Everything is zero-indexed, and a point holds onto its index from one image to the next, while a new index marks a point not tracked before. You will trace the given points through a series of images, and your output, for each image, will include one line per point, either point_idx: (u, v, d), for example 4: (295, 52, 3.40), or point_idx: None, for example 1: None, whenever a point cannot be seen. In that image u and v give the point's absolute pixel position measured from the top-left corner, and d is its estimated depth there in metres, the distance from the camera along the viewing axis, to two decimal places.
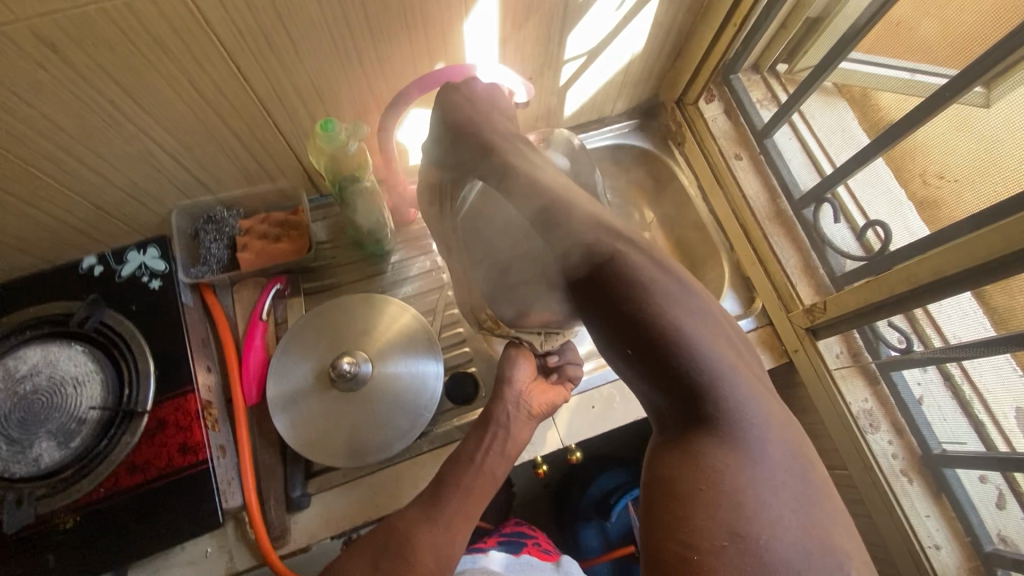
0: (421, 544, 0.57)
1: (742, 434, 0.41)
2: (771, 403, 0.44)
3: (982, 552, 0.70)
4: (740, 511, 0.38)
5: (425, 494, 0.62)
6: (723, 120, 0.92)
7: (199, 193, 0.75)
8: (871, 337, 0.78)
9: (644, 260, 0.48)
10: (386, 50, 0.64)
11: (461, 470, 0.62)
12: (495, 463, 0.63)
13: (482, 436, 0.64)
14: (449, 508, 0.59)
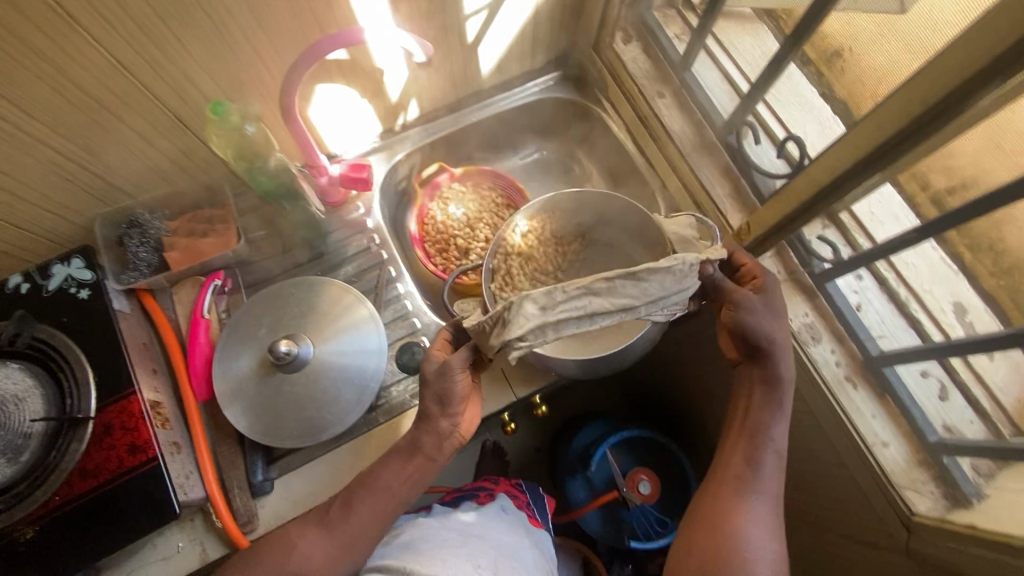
0: (310, 557, 0.62)
1: (771, 532, 0.63)
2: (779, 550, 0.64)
3: (927, 443, 0.72)
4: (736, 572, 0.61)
5: (335, 504, 0.65)
6: (643, 60, 0.92)
7: (117, 198, 0.75)
8: (804, 253, 0.80)
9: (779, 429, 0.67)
10: (270, 24, 0.63)
11: (370, 497, 0.64)
12: (404, 488, 0.64)
13: (402, 462, 0.65)
14: (350, 525, 0.63)
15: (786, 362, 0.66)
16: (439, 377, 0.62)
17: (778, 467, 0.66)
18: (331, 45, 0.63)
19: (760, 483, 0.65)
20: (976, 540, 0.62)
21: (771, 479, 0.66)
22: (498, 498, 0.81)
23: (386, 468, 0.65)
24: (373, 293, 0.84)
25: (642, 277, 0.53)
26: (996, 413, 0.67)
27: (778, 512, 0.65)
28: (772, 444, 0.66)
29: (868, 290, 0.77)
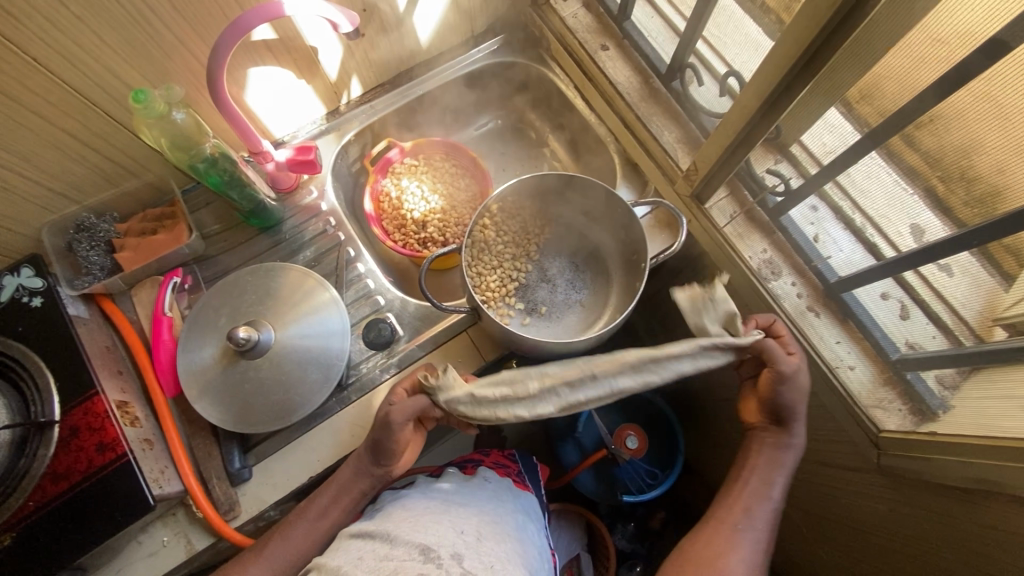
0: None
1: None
2: None
3: (891, 361, 0.73)
4: None
5: (273, 533, 0.66)
6: (584, 14, 0.91)
7: (62, 205, 0.74)
8: (757, 188, 0.80)
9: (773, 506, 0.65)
10: (189, 7, 0.62)
11: (303, 523, 0.65)
12: (337, 516, 0.66)
13: (335, 495, 0.66)
14: (288, 548, 0.64)
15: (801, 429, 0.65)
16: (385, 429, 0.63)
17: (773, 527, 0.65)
18: (250, 21, 0.62)
19: (751, 536, 0.63)
20: (939, 446, 0.63)
21: (762, 535, 0.64)
22: (481, 470, 0.78)
23: (319, 498, 0.66)
24: (334, 276, 0.83)
25: (664, 361, 0.60)
26: (957, 325, 0.66)
27: (763, 572, 0.62)
28: (769, 500, 0.65)
29: (823, 219, 0.75)
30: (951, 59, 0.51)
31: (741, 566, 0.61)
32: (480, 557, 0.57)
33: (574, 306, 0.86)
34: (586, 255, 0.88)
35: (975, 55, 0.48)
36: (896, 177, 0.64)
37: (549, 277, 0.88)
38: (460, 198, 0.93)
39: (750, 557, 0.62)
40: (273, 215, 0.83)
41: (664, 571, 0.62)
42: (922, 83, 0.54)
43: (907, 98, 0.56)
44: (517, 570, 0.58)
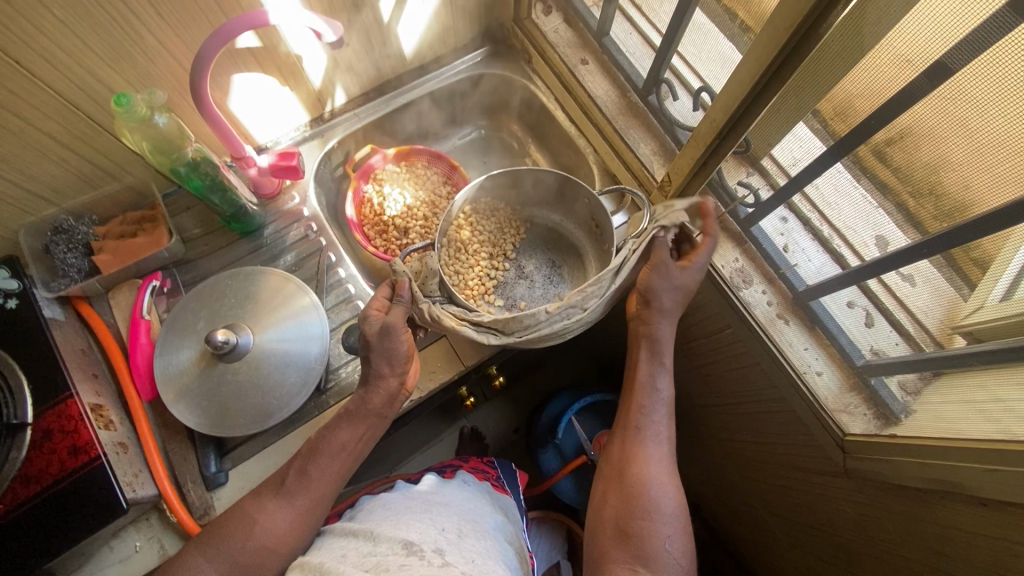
0: (272, 529, 0.60)
1: (669, 483, 0.63)
2: (676, 491, 0.64)
3: (856, 367, 0.76)
4: (638, 517, 0.61)
5: (296, 463, 0.64)
6: (564, 29, 0.94)
7: (41, 207, 0.74)
8: (728, 200, 0.83)
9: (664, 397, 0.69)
10: (174, 15, 0.63)
11: (326, 462, 0.64)
12: (358, 445, 0.66)
13: (354, 426, 0.66)
14: (311, 487, 0.63)
15: (669, 322, 0.70)
16: (383, 340, 0.65)
17: (668, 414, 0.69)
18: (234, 29, 0.63)
19: (654, 431, 0.67)
20: (900, 448, 0.65)
21: (662, 425, 0.68)
22: (461, 474, 0.80)
23: (341, 433, 0.65)
24: (315, 280, 0.84)
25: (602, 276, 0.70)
26: (919, 333, 0.68)
27: (673, 458, 0.67)
28: (659, 395, 0.68)
29: (792, 231, 0.78)
30: (902, 81, 0.54)
31: (650, 457, 0.65)
32: (461, 552, 0.57)
33: (552, 299, 0.87)
34: (564, 263, 0.90)
35: (922, 77, 0.52)
36: (863, 192, 0.66)
37: (526, 274, 0.90)
38: (441, 204, 0.94)
39: (654, 446, 0.66)
40: (255, 218, 0.83)
41: (606, 479, 0.66)
42: (880, 99, 0.57)
43: (864, 115, 0.60)
44: (496, 565, 0.57)
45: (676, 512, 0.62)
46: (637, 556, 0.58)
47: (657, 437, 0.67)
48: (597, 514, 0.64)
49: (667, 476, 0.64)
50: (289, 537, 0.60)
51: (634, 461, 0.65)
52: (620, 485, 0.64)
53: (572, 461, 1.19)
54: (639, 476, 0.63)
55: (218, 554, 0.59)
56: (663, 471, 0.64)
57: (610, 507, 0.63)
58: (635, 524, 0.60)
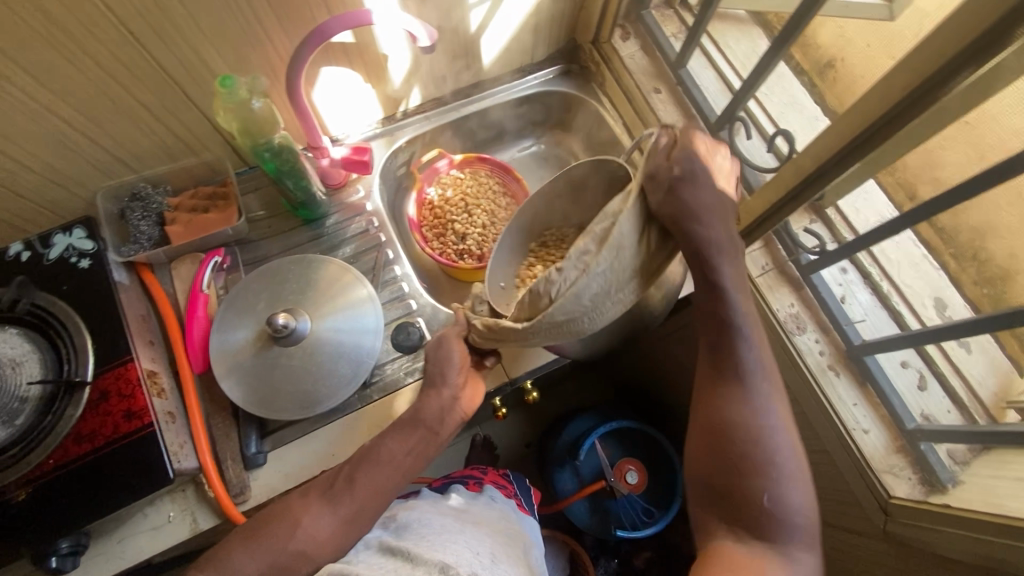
0: (314, 533, 0.60)
1: (774, 429, 0.57)
2: (784, 432, 0.57)
3: (906, 431, 0.75)
4: (741, 477, 0.55)
5: (342, 472, 0.64)
6: (640, 56, 0.95)
7: (121, 172, 0.76)
8: (790, 245, 0.82)
9: (749, 340, 0.59)
10: (281, 5, 0.65)
11: (374, 470, 0.63)
12: (410, 460, 0.65)
13: (404, 437, 0.66)
14: (354, 496, 0.62)
15: (727, 261, 0.58)
16: (437, 349, 0.69)
17: (758, 353, 0.59)
18: (338, 25, 0.65)
19: (746, 382, 0.58)
20: (950, 520, 0.64)
21: (758, 372, 0.59)
22: (489, 489, 0.80)
23: (390, 442, 0.65)
24: (371, 275, 0.85)
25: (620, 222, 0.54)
26: (973, 404, 0.72)
27: (767, 360, 0.60)
28: (744, 346, 0.59)
29: (852, 283, 0.81)
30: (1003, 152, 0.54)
31: (760, 419, 0.57)
32: None
33: None
34: None
35: None
36: (923, 252, 0.78)
37: None
38: (499, 214, 0.95)
39: (766, 412, 0.57)
40: (320, 207, 0.85)
41: (702, 430, 0.59)
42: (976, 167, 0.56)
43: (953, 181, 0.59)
44: None
45: (779, 430, 0.57)
46: (752, 527, 0.53)
47: (759, 398, 0.58)
48: (697, 464, 0.59)
49: (776, 421, 0.57)
50: (331, 541, 0.60)
51: (745, 427, 0.57)
52: (730, 449, 0.56)
53: (588, 485, 1.18)
54: (748, 436, 0.56)
55: (258, 552, 0.59)
56: (773, 430, 0.57)
57: (717, 469, 0.57)
58: (746, 492, 0.55)
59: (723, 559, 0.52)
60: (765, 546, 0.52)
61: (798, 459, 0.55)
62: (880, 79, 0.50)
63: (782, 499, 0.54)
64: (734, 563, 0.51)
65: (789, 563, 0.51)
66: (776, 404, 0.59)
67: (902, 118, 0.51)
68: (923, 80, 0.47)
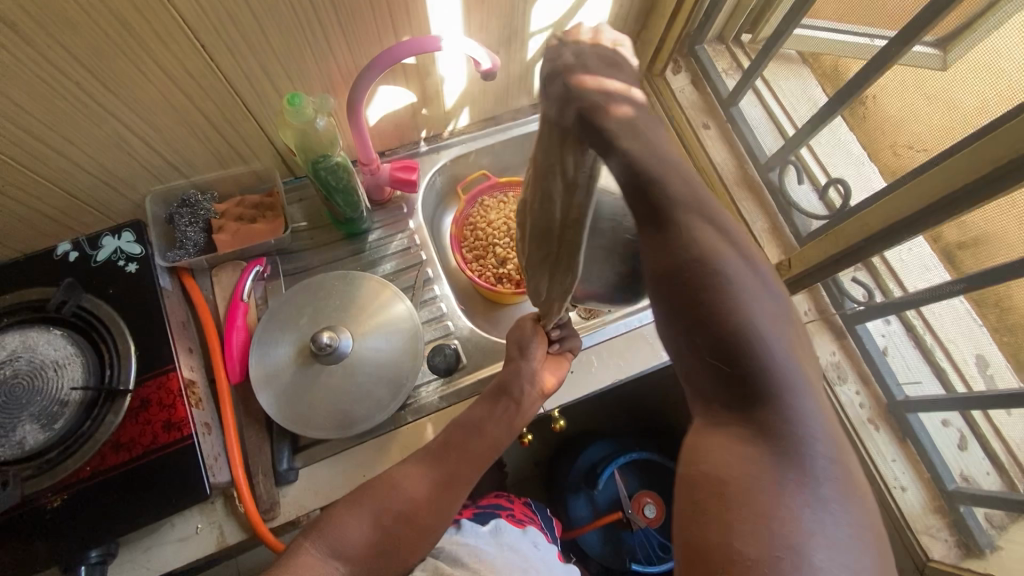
0: (412, 493, 0.65)
1: (745, 267, 0.39)
2: (840, 440, 0.35)
3: (945, 491, 0.74)
4: (783, 524, 0.31)
5: (430, 451, 0.69)
6: (690, 91, 0.94)
7: (171, 177, 0.76)
8: (836, 292, 0.81)
9: (761, 299, 0.38)
10: (350, 25, 0.65)
11: (466, 442, 0.69)
12: (499, 432, 0.70)
13: (491, 408, 0.71)
14: (449, 464, 0.67)
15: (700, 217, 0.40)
16: (520, 339, 0.74)
17: (779, 321, 0.38)
18: (405, 50, 0.64)
19: (771, 363, 0.36)
20: None
21: (786, 350, 0.36)
22: (531, 531, 0.79)
23: (479, 411, 0.71)
24: (410, 293, 0.85)
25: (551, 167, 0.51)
26: (1013, 466, 0.68)
27: (786, 327, 0.38)
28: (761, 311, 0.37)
29: (895, 334, 0.78)
30: None
31: (742, 293, 0.37)
32: None
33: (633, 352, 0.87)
34: None
35: None
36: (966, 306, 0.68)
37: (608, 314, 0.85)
38: None
39: (741, 284, 0.38)
40: (364, 223, 0.85)
41: (662, 266, 0.40)
42: None
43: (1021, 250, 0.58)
44: None
45: (767, 283, 0.39)
46: (744, 418, 0.36)
47: (737, 256, 0.40)
48: (669, 326, 0.40)
49: (772, 325, 0.37)
50: (429, 509, 0.64)
51: (726, 295, 0.37)
52: (723, 355, 0.37)
53: (604, 516, 1.18)
54: (715, 272, 0.38)
55: (361, 511, 0.62)
56: (742, 272, 0.39)
57: (721, 391, 0.37)
58: (749, 384, 0.36)
59: (709, 483, 0.34)
60: (780, 466, 0.33)
61: (792, 322, 0.39)
62: (969, 153, 0.51)
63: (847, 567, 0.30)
64: (735, 517, 0.32)
65: (822, 508, 0.31)
66: (756, 260, 0.41)
67: (989, 191, 0.51)
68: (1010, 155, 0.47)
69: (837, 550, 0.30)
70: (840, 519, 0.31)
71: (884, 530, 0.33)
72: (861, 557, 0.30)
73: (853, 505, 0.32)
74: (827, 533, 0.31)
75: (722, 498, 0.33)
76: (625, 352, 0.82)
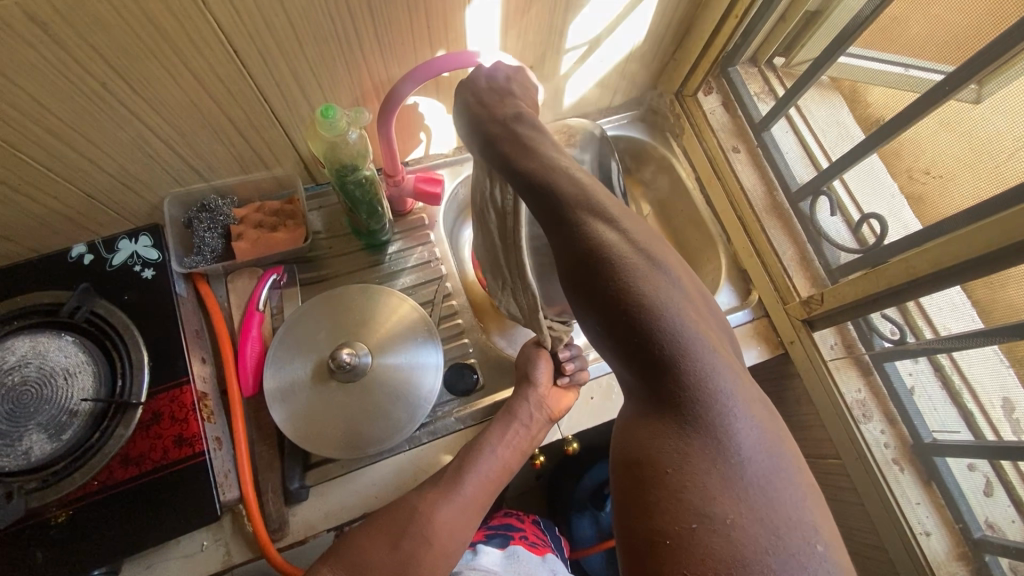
0: (434, 520, 0.62)
1: (642, 253, 0.41)
2: (753, 402, 0.38)
3: (971, 539, 0.72)
4: (702, 490, 0.33)
5: (444, 475, 0.66)
6: (721, 113, 0.92)
7: (193, 180, 0.73)
8: (865, 328, 0.79)
9: (665, 285, 0.40)
10: (387, 35, 0.63)
11: (481, 466, 0.66)
12: (511, 455, 0.68)
13: (503, 431, 0.68)
14: (467, 490, 0.64)
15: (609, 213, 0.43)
16: (528, 360, 0.73)
17: (680, 304, 0.40)
18: (443, 65, 0.62)
19: (672, 346, 0.38)
20: None
21: (687, 330, 0.38)
22: (550, 558, 0.78)
23: (492, 436, 0.68)
24: (428, 308, 0.83)
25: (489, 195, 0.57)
26: None
27: (686, 307, 0.40)
28: (659, 296, 0.39)
29: (922, 374, 0.75)
30: None
31: (637, 289, 0.39)
32: None
33: None
34: None
35: None
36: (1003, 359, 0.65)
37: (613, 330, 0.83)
38: None
39: (636, 279, 0.40)
40: (385, 235, 0.83)
41: (568, 269, 0.42)
42: None
43: None
44: None
45: (668, 268, 0.42)
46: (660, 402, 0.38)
47: (636, 252, 0.41)
48: (587, 322, 0.42)
49: (672, 310, 0.39)
50: (446, 534, 0.62)
51: (623, 293, 0.39)
52: (631, 347, 0.39)
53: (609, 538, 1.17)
54: (612, 269, 0.40)
55: (379, 535, 0.61)
56: (638, 265, 0.41)
57: (639, 379, 0.39)
58: (660, 371, 0.38)
59: (635, 469, 0.37)
60: (695, 441, 0.36)
61: (694, 302, 0.42)
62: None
63: (761, 519, 0.33)
64: (652, 496, 0.34)
65: (735, 469, 0.34)
66: (654, 250, 0.43)
67: None
68: None
69: (748, 506, 0.33)
70: (755, 475, 0.34)
71: (807, 468, 0.37)
72: (777, 505, 0.33)
73: (770, 457, 0.35)
74: (743, 491, 0.34)
75: (646, 480, 0.36)
76: None
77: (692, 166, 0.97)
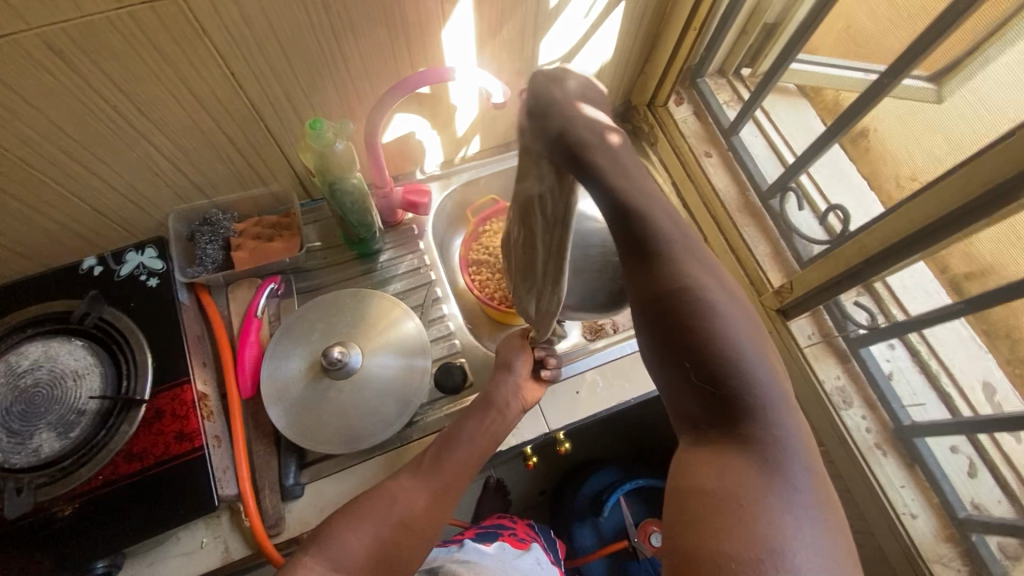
0: (412, 505, 0.63)
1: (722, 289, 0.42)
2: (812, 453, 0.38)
3: (956, 519, 0.73)
4: (768, 526, 0.33)
5: (423, 464, 0.68)
6: (693, 121, 0.97)
7: (194, 198, 0.79)
8: (839, 316, 0.82)
9: (742, 321, 0.41)
10: (370, 55, 0.69)
11: (457, 448, 0.69)
12: (486, 441, 0.70)
13: (481, 420, 0.71)
14: (445, 474, 0.67)
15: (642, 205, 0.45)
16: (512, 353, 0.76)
17: (757, 341, 0.41)
18: (418, 82, 0.68)
19: (751, 378, 0.38)
20: None
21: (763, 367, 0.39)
22: (534, 549, 0.80)
23: (470, 423, 0.70)
24: (419, 311, 0.87)
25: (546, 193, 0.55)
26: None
27: (762, 345, 0.41)
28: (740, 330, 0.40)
29: (899, 360, 0.79)
30: None
31: (727, 333, 0.39)
32: None
33: None
34: None
35: None
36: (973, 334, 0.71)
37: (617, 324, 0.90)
38: None
39: (719, 311, 0.40)
40: (376, 244, 0.87)
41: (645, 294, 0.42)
42: None
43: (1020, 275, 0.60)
44: None
45: (742, 307, 0.43)
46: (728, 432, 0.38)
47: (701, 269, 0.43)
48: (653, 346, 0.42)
49: (761, 360, 0.39)
50: (427, 517, 0.64)
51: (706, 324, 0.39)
52: (706, 374, 0.39)
53: (610, 544, 1.14)
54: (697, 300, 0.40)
55: (362, 526, 0.60)
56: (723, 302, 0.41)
57: (708, 408, 0.39)
58: (734, 411, 0.38)
59: (699, 496, 0.36)
60: (764, 479, 0.35)
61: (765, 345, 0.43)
62: (956, 176, 0.54)
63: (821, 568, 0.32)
64: (721, 522, 0.34)
65: (796, 515, 0.34)
66: (727, 285, 0.44)
67: (985, 211, 0.53)
68: (1003, 177, 0.50)
69: (808, 549, 0.33)
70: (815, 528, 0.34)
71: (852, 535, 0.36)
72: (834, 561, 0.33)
73: (827, 513, 0.35)
74: (803, 537, 0.33)
75: (713, 506, 0.35)
76: (623, 373, 0.83)
77: (667, 172, 1.02)
